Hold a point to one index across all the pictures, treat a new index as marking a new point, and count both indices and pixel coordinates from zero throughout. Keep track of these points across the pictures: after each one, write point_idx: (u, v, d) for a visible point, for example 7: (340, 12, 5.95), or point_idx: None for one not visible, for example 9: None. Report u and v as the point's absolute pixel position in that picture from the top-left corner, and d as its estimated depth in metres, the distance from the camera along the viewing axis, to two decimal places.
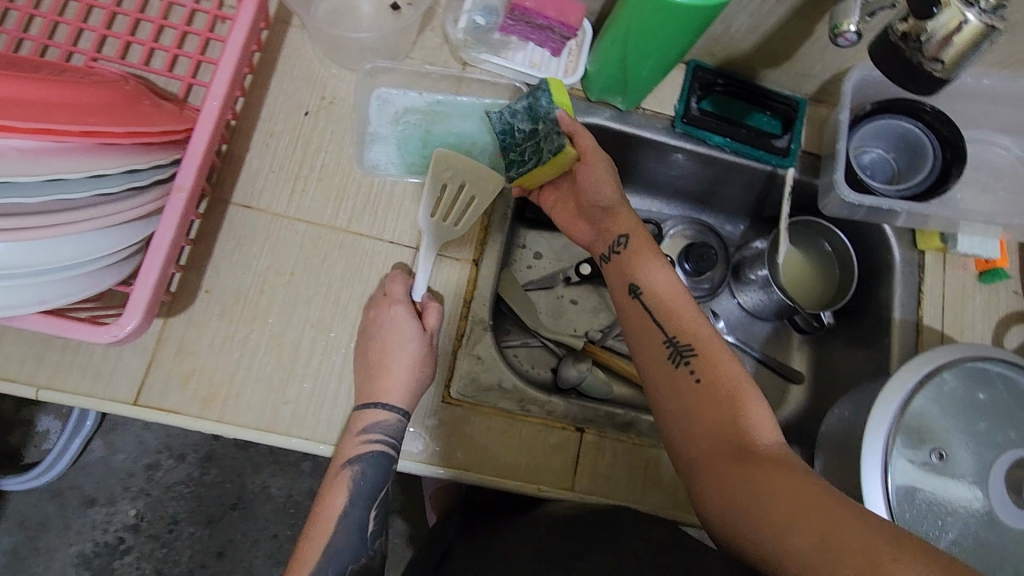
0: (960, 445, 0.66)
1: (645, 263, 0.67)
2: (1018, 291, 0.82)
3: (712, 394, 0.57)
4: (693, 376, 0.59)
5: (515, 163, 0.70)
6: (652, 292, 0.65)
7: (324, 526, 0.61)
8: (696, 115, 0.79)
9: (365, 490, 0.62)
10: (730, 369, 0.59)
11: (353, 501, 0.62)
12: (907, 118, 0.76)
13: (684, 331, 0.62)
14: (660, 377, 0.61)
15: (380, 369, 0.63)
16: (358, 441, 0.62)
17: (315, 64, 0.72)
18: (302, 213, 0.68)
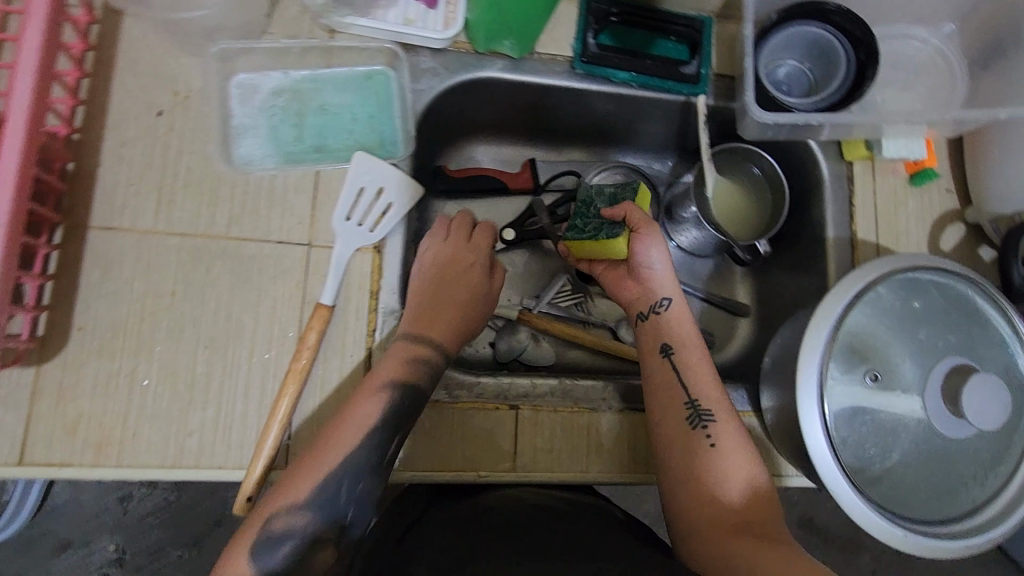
0: (901, 357, 0.65)
1: (680, 330, 0.66)
2: (951, 189, 0.79)
3: (732, 458, 0.59)
4: (711, 441, 0.60)
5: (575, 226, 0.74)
6: (683, 354, 0.65)
7: (327, 455, 0.56)
8: (596, 52, 0.72)
9: (386, 418, 0.58)
10: (742, 435, 0.61)
11: (368, 425, 0.58)
12: (815, 22, 0.70)
13: (707, 395, 0.62)
14: (677, 437, 0.61)
15: (425, 312, 0.64)
16: (401, 362, 0.60)
17: (158, 55, 0.64)
18: (173, 226, 0.62)
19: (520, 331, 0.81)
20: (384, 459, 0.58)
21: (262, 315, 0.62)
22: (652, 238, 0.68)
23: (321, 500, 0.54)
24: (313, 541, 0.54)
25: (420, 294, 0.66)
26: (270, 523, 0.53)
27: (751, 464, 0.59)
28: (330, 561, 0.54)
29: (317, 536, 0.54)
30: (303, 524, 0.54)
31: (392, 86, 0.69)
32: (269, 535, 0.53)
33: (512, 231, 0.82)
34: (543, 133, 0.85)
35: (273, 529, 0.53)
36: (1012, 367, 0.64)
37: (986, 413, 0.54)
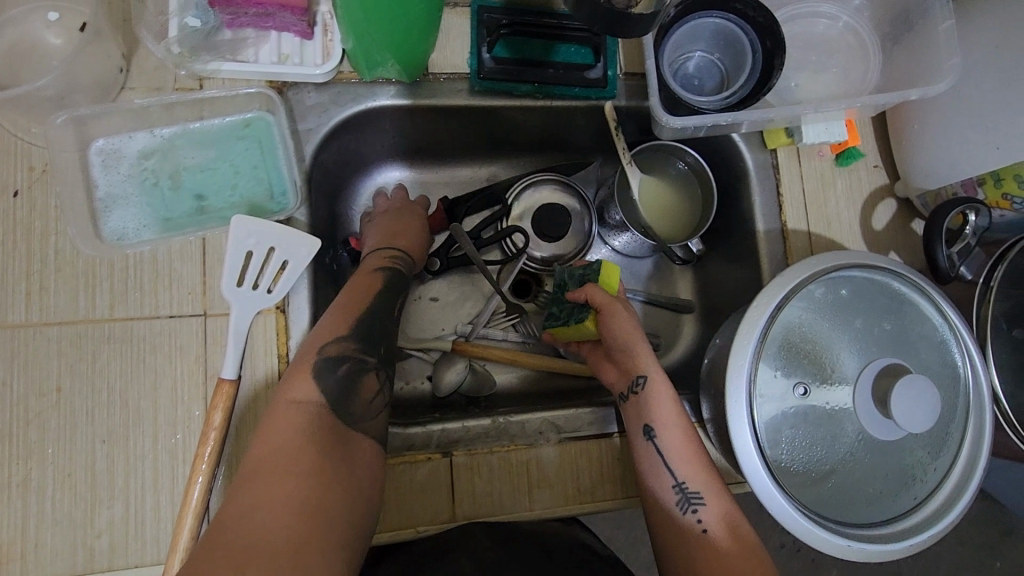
0: (838, 351, 0.63)
1: (663, 409, 0.62)
2: (878, 164, 0.76)
3: (727, 544, 0.56)
4: (703, 527, 0.57)
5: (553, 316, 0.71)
6: (668, 435, 0.61)
7: (361, 298, 0.63)
8: (492, 66, 0.67)
9: (394, 285, 0.67)
10: (727, 500, 0.58)
11: (388, 287, 0.66)
12: (716, 12, 0.66)
13: (690, 472, 0.59)
14: (668, 522, 0.58)
15: (393, 221, 0.72)
16: (385, 255, 0.69)
17: (6, 129, 0.58)
18: (49, 315, 0.57)
19: (458, 362, 0.77)
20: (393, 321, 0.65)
21: (162, 397, 0.58)
22: (622, 319, 0.64)
23: (367, 343, 0.60)
24: (362, 367, 0.59)
25: (380, 222, 0.72)
26: (324, 351, 0.58)
27: (748, 548, 0.56)
28: (374, 390, 0.59)
29: (365, 360, 0.60)
30: (351, 351, 0.59)
31: (274, 132, 0.63)
32: (326, 356, 0.57)
33: (438, 259, 0.79)
34: (456, 153, 0.81)
35: (329, 351, 0.58)
36: (947, 355, 0.63)
37: (915, 416, 0.52)
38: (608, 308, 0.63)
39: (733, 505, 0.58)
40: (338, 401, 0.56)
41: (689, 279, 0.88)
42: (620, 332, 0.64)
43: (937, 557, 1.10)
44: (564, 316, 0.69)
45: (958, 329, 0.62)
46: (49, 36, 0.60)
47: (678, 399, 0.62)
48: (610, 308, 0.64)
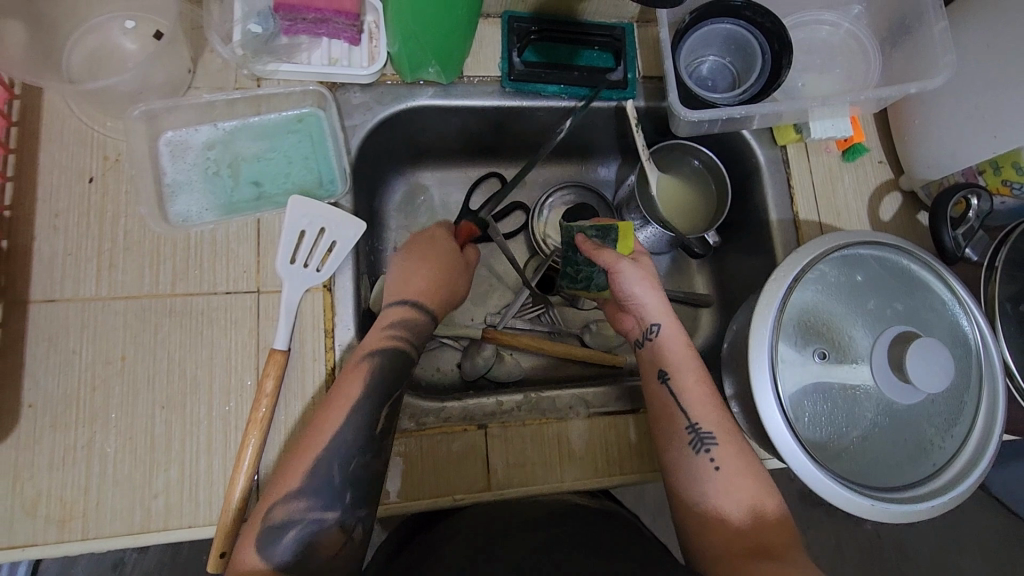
0: (854, 328, 0.66)
1: (676, 353, 0.64)
2: (882, 160, 0.81)
3: (739, 478, 0.57)
4: (714, 464, 0.58)
5: (567, 278, 0.78)
6: (682, 376, 0.63)
7: (337, 414, 0.57)
8: (522, 70, 0.74)
9: (381, 379, 0.60)
10: (745, 455, 0.59)
11: (371, 389, 0.59)
12: (727, 20, 0.72)
13: (706, 415, 0.60)
14: (681, 461, 0.59)
15: (411, 281, 0.66)
16: (381, 335, 0.62)
17: (85, 123, 0.64)
18: (116, 290, 0.61)
19: (486, 348, 0.80)
20: (375, 432, 0.57)
21: (217, 368, 0.62)
22: (632, 277, 0.66)
23: (325, 486, 0.54)
24: (316, 526, 0.53)
25: (399, 272, 0.67)
26: (270, 514, 0.53)
27: (758, 481, 0.57)
28: (336, 547, 0.54)
29: (321, 519, 0.54)
30: (302, 512, 0.53)
31: (325, 127, 0.69)
32: (270, 524, 0.53)
33: None
34: (484, 154, 0.86)
35: (274, 518, 0.53)
36: (958, 329, 0.66)
37: (930, 376, 0.55)
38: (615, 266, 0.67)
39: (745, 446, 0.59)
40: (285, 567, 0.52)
41: (705, 273, 0.92)
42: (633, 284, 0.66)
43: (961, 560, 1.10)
44: (582, 281, 0.76)
45: (966, 303, 0.65)
46: (126, 41, 0.66)
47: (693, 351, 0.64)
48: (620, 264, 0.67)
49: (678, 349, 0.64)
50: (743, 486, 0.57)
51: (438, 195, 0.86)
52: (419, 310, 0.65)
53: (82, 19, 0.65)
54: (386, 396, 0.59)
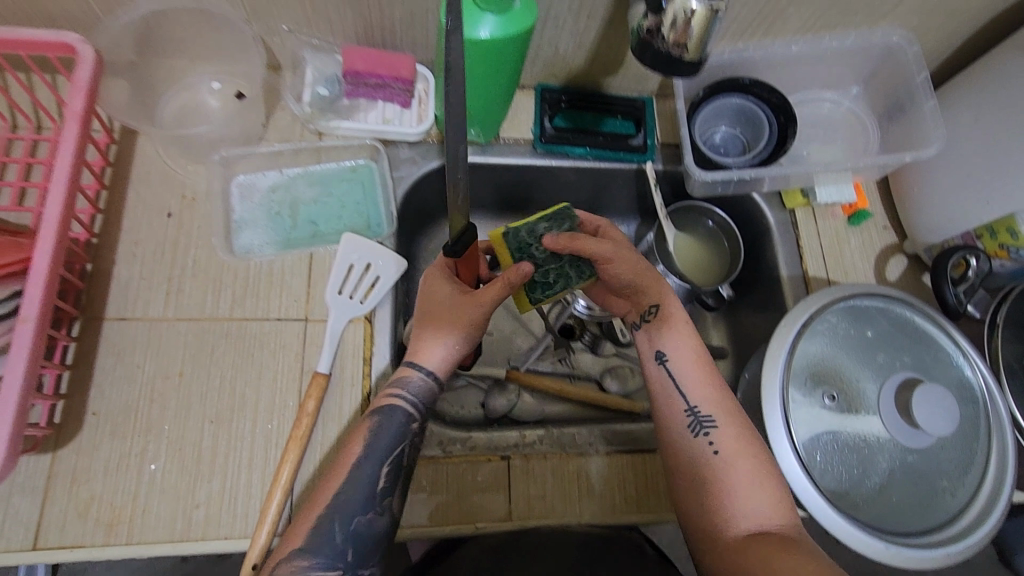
0: (866, 377, 0.69)
1: (672, 332, 0.67)
2: (887, 225, 0.87)
3: (738, 461, 0.59)
4: (714, 449, 0.60)
5: (540, 285, 0.70)
6: (679, 357, 0.66)
7: (337, 478, 0.57)
8: (553, 133, 0.82)
9: (381, 445, 0.58)
10: (746, 440, 0.61)
11: (373, 450, 0.58)
12: (737, 95, 0.81)
13: (706, 400, 0.63)
14: (680, 444, 0.62)
15: (419, 335, 0.62)
16: (385, 394, 0.61)
17: (170, 167, 0.73)
18: (181, 312, 0.68)
19: (509, 388, 0.84)
20: (377, 490, 0.57)
21: (264, 388, 0.67)
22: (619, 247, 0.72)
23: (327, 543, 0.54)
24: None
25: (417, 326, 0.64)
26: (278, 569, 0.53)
27: (758, 462, 0.59)
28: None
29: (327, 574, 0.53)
30: (306, 569, 0.53)
31: (375, 176, 0.78)
32: None
33: None
34: (514, 208, 0.94)
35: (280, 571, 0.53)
36: (964, 380, 0.68)
37: (934, 418, 0.60)
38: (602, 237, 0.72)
39: (745, 431, 0.61)
40: None
41: (721, 327, 0.96)
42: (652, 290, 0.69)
43: None
44: (557, 280, 0.70)
45: (970, 355, 0.68)
46: (211, 99, 0.77)
47: (692, 329, 0.67)
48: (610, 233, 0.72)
49: (675, 328, 0.67)
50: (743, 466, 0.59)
51: None
52: (427, 371, 0.61)
53: (177, 81, 0.76)
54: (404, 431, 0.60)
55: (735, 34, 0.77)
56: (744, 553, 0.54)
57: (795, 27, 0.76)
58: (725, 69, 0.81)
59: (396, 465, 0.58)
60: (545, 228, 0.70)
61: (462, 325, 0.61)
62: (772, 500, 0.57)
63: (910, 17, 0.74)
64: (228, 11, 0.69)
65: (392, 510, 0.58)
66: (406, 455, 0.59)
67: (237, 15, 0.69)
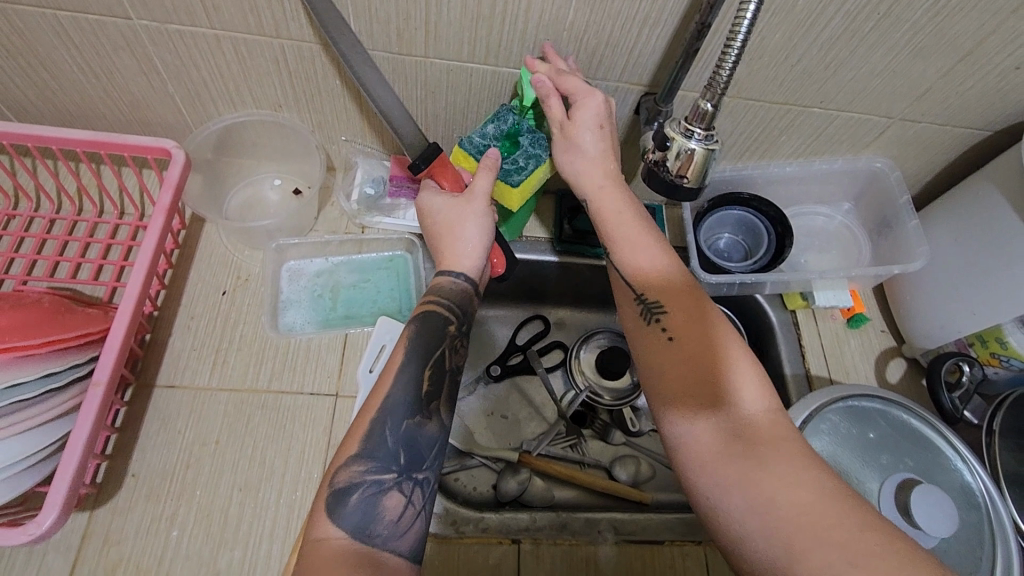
0: (867, 477, 0.71)
1: (615, 217, 0.66)
2: (885, 329, 0.92)
3: (690, 346, 0.58)
4: (666, 336, 0.59)
5: (514, 170, 0.70)
6: (629, 253, 0.65)
7: (385, 380, 0.58)
8: (571, 234, 0.89)
9: (424, 345, 0.61)
10: (702, 327, 0.58)
11: (416, 354, 0.60)
12: (737, 208, 0.89)
13: (657, 294, 0.62)
14: (639, 336, 0.61)
15: (446, 241, 0.66)
16: (423, 303, 0.65)
17: (229, 250, 0.82)
18: (224, 383, 0.74)
19: (522, 471, 0.86)
20: (422, 394, 0.58)
21: (292, 458, 0.71)
22: (582, 144, 0.66)
23: (376, 444, 0.55)
24: (378, 486, 0.53)
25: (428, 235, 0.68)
26: (337, 475, 0.53)
27: (714, 348, 0.57)
28: (401, 507, 0.53)
29: (381, 478, 0.54)
30: (361, 474, 0.53)
31: (409, 266, 0.86)
32: (336, 487, 0.53)
33: (498, 366, 0.95)
34: (531, 298, 1.01)
35: (339, 481, 0.53)
36: (966, 485, 0.70)
37: (935, 522, 0.62)
38: (565, 135, 0.66)
39: (696, 316, 0.59)
40: (362, 529, 0.51)
41: None
42: (669, 295, 0.61)
43: None
44: (527, 162, 0.70)
45: (969, 460, 0.71)
46: (270, 194, 0.87)
47: (639, 216, 0.66)
48: (574, 129, 0.65)
49: (619, 220, 0.66)
50: (703, 348, 0.57)
51: (489, 329, 1.00)
52: (463, 275, 0.66)
53: (244, 178, 0.88)
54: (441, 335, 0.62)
55: (733, 156, 0.87)
56: (709, 448, 0.53)
57: (787, 153, 0.86)
58: (727, 185, 0.91)
59: (439, 367, 0.61)
60: (495, 130, 0.71)
61: (481, 213, 0.65)
62: (744, 386, 0.55)
63: (888, 148, 0.84)
64: (297, 122, 0.80)
65: (441, 415, 0.59)
66: (448, 355, 0.62)
67: (304, 127, 0.81)
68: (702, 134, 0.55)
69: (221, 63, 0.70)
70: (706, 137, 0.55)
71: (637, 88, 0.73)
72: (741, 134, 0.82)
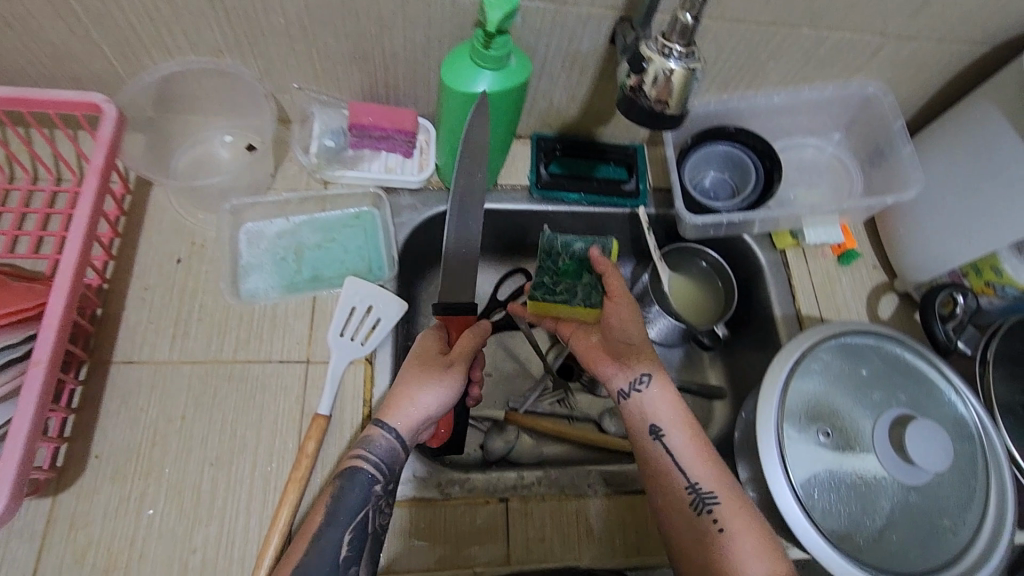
0: (861, 414, 0.69)
1: (665, 411, 0.67)
2: (876, 264, 0.89)
3: (744, 536, 0.59)
4: (719, 527, 0.60)
5: (547, 286, 0.77)
6: (675, 435, 0.65)
7: (302, 543, 0.56)
8: (549, 179, 0.85)
9: (345, 508, 0.57)
10: (749, 516, 0.61)
11: (337, 515, 0.57)
12: (723, 142, 0.84)
13: (705, 477, 0.63)
14: (685, 525, 0.61)
15: (398, 394, 0.62)
16: (350, 456, 0.60)
17: (181, 214, 0.76)
18: (186, 355, 0.70)
19: (508, 429, 0.84)
20: (339, 560, 0.55)
21: (264, 429, 0.67)
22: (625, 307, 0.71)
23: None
24: None
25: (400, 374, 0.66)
26: None
27: (760, 529, 0.60)
28: None
29: None
30: None
31: (378, 222, 0.81)
32: None
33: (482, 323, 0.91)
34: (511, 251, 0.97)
35: None
36: (959, 416, 0.69)
37: (929, 456, 0.60)
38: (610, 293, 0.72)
39: (744, 502, 0.62)
40: None
41: (718, 368, 0.95)
42: (718, 480, 0.62)
43: None
44: (565, 293, 0.77)
45: (962, 391, 0.69)
46: (222, 151, 0.81)
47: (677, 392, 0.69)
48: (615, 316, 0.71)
49: (661, 400, 0.67)
50: (750, 538, 0.59)
51: None
52: (394, 430, 0.60)
53: (192, 135, 0.81)
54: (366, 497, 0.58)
55: (718, 86, 0.81)
56: None
57: (775, 81, 0.81)
58: (712, 120, 0.86)
59: (361, 529, 0.57)
60: (579, 248, 0.80)
61: (441, 382, 0.62)
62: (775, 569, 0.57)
63: (882, 71, 0.79)
64: (242, 70, 0.73)
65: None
66: (372, 520, 0.58)
67: (251, 76, 0.74)
68: (682, 52, 0.51)
69: (147, 4, 0.63)
70: (685, 56, 0.51)
71: (611, 14, 0.67)
72: (726, 62, 0.76)
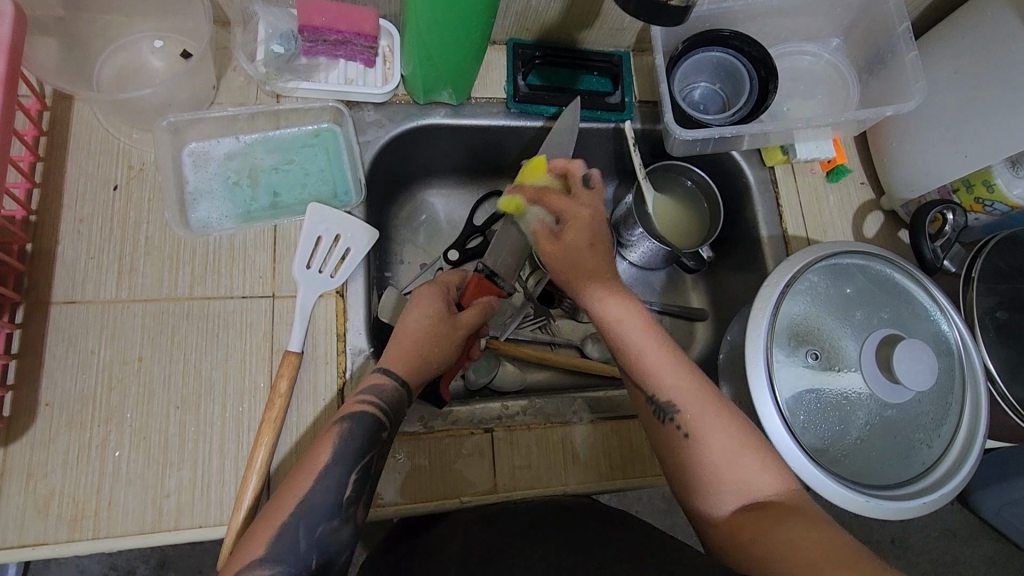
0: (845, 335, 0.68)
1: (632, 330, 0.61)
2: (865, 181, 0.86)
3: (714, 434, 0.55)
4: (681, 432, 0.56)
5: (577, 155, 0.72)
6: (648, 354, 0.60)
7: (303, 480, 0.53)
8: (527, 91, 0.77)
9: (352, 444, 0.55)
10: (724, 419, 0.56)
11: (338, 458, 0.54)
12: (715, 49, 0.78)
13: (662, 389, 0.58)
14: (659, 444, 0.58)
15: (409, 346, 0.62)
16: (356, 399, 0.58)
17: (112, 133, 0.67)
18: (135, 292, 0.63)
19: (490, 360, 0.82)
20: (345, 496, 0.53)
21: (231, 368, 0.63)
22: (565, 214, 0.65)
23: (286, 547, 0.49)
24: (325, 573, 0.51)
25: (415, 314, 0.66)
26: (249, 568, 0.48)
27: (741, 431, 0.56)
28: None
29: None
30: None
31: (340, 140, 0.73)
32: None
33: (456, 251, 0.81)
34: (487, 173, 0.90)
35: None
36: (939, 333, 0.69)
37: (916, 374, 0.60)
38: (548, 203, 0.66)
39: (718, 406, 0.57)
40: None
41: (700, 291, 0.94)
42: (678, 387, 0.58)
43: (908, 537, 1.20)
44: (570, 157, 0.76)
45: (946, 309, 0.68)
46: (153, 59, 0.70)
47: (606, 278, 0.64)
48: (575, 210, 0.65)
49: (630, 328, 0.61)
50: (728, 447, 0.54)
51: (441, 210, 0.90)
52: (398, 378, 0.60)
53: (114, 39, 0.70)
54: (368, 441, 0.56)
55: None
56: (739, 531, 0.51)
57: None
58: (705, 23, 0.78)
59: (364, 471, 0.55)
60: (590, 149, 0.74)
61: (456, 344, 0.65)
62: (764, 472, 0.53)
63: None
64: None
65: (357, 519, 0.54)
66: (374, 463, 0.56)
67: None
68: None
69: None
70: None
71: None
72: None
